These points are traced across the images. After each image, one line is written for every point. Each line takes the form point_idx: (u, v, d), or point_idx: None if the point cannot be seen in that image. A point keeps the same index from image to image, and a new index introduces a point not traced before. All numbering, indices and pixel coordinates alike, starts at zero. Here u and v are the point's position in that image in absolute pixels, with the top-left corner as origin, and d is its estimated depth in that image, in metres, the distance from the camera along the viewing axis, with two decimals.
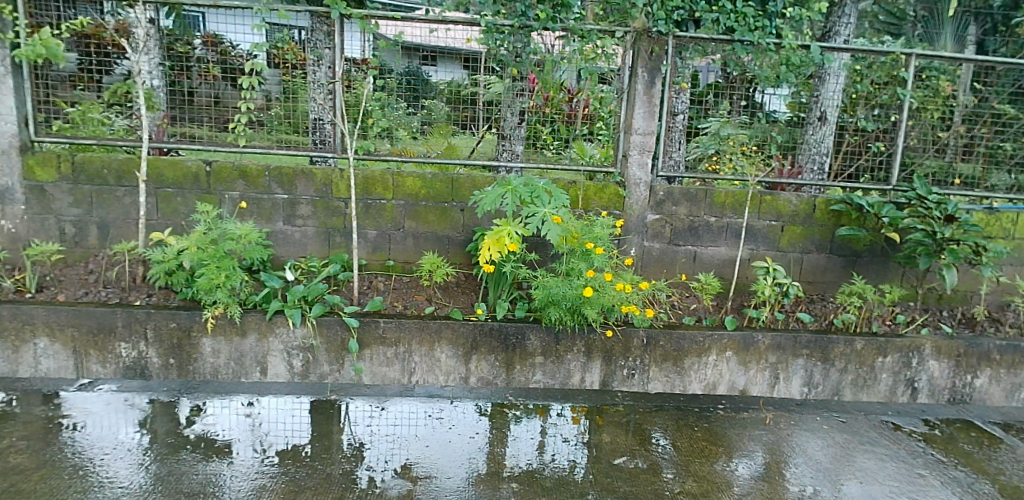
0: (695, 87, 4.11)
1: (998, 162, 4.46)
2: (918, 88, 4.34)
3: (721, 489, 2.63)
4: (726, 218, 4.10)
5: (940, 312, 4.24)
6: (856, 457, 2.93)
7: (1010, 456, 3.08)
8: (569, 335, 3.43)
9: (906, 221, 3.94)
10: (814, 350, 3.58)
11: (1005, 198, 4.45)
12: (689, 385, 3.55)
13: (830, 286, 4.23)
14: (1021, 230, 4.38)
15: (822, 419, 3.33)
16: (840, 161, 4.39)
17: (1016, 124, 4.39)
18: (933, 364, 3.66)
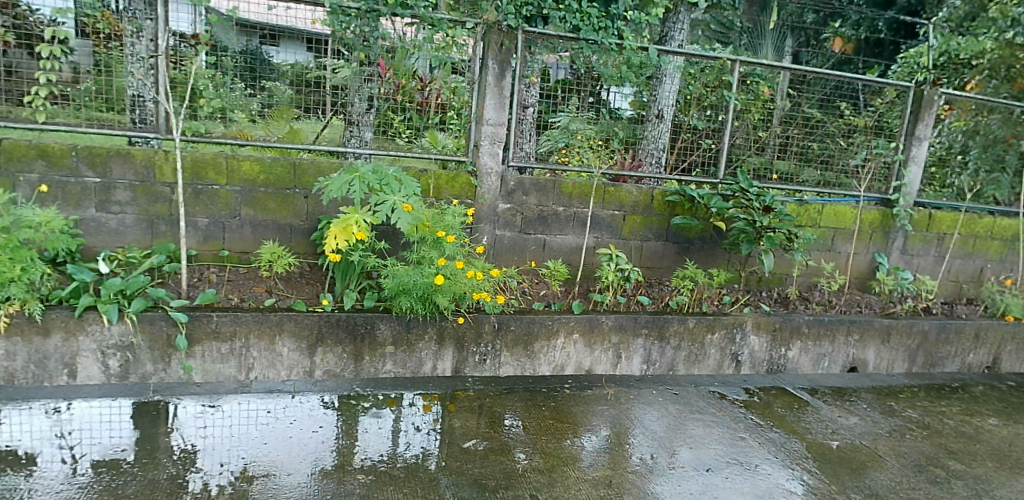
0: (547, 82, 4.21)
1: (809, 160, 5.05)
2: (742, 91, 4.72)
3: (566, 463, 2.73)
4: (574, 208, 4.25)
5: (760, 292, 4.69)
6: (687, 425, 3.17)
7: (814, 417, 3.47)
8: (420, 323, 3.40)
9: (730, 211, 4.31)
10: (652, 329, 3.83)
11: (813, 192, 5.04)
12: (538, 367, 3.65)
13: (666, 271, 4.54)
14: (825, 219, 5.00)
15: (657, 393, 3.55)
16: (675, 156, 4.69)
17: (822, 127, 4.97)
18: (753, 339, 4.09)
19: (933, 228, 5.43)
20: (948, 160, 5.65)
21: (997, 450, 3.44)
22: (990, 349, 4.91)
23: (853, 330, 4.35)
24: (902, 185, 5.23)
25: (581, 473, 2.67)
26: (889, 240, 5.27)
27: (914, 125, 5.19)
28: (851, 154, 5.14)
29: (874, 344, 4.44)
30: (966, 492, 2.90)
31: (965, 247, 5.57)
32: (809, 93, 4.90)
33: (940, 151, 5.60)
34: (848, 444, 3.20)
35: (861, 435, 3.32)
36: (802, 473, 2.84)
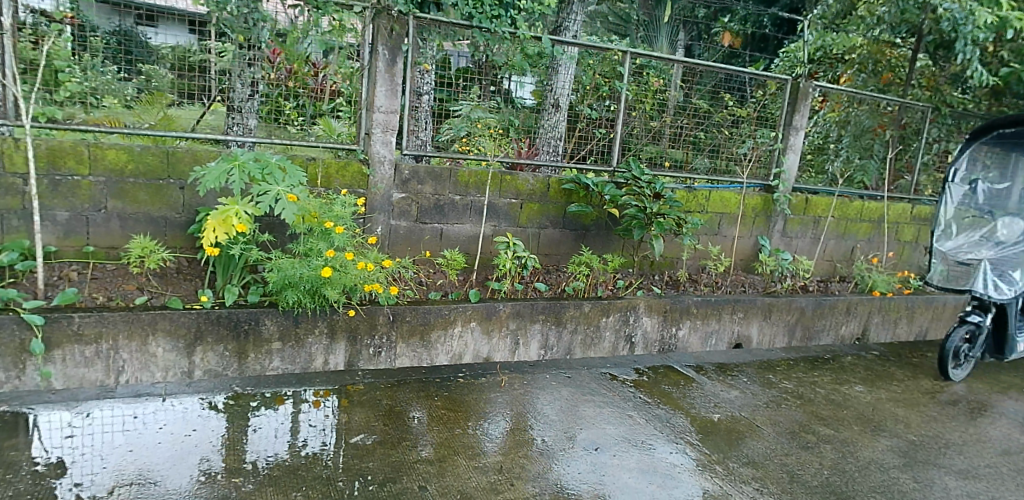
0: (447, 70, 4.19)
1: (699, 149, 5.27)
2: (635, 81, 4.83)
3: (458, 452, 2.73)
4: (470, 197, 4.25)
5: (652, 275, 4.89)
6: (579, 407, 3.25)
7: (699, 392, 3.65)
8: (310, 317, 3.30)
9: (623, 199, 4.46)
10: (548, 315, 3.90)
11: (704, 179, 5.31)
12: (435, 357, 3.63)
13: (563, 257, 4.63)
14: (711, 205, 5.27)
15: (550, 377, 3.62)
16: (573, 145, 4.73)
17: (710, 117, 5.20)
18: (645, 320, 4.25)
19: (810, 212, 5.81)
20: (826, 148, 6.09)
21: (861, 415, 3.74)
22: (859, 321, 5.33)
23: (738, 308, 4.62)
24: (781, 172, 5.55)
25: (472, 461, 2.68)
26: (770, 223, 5.61)
27: (791, 116, 5.52)
28: (737, 143, 5.41)
29: (756, 321, 4.73)
30: (833, 455, 3.14)
31: (838, 229, 6.02)
32: (698, 85, 5.11)
33: (817, 140, 6.02)
34: (729, 416, 3.38)
35: (741, 407, 3.52)
36: (686, 446, 2.98)
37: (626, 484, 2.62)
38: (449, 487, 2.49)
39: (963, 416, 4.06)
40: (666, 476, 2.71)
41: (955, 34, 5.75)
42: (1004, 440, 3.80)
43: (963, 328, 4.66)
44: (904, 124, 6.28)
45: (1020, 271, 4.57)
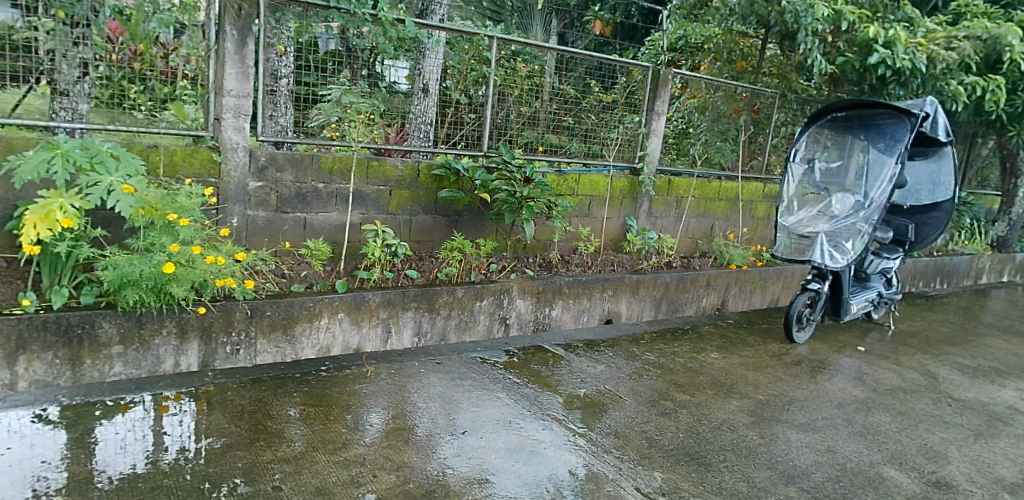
0: (314, 53, 4.01)
1: (574, 134, 5.40)
2: (501, 67, 4.85)
3: (317, 448, 2.65)
4: (334, 184, 4.11)
5: (526, 258, 4.98)
6: (450, 392, 3.27)
7: (567, 369, 3.77)
8: (155, 317, 3.08)
9: (493, 183, 4.46)
10: (421, 302, 3.87)
11: (579, 163, 5.43)
12: (300, 351, 3.50)
13: (436, 244, 4.61)
14: (580, 188, 5.43)
15: (420, 364, 3.60)
16: (445, 130, 4.72)
17: (579, 103, 5.34)
18: (519, 303, 4.33)
19: (672, 193, 6.14)
20: (691, 134, 6.37)
21: (716, 380, 4.03)
22: (718, 293, 5.71)
23: (607, 286, 4.81)
24: (644, 155, 5.79)
25: (332, 456, 2.61)
26: (637, 205, 5.87)
27: (654, 102, 5.77)
28: (607, 129, 5.60)
29: (625, 297, 4.95)
30: (689, 419, 3.39)
31: (699, 208, 6.41)
32: (568, 71, 5.20)
33: (681, 125, 6.26)
34: (595, 390, 3.53)
35: (607, 381, 3.68)
36: (552, 422, 3.09)
37: (492, 464, 2.67)
38: (305, 484, 2.41)
39: (805, 374, 4.48)
40: (532, 453, 2.80)
41: (796, 25, 6.22)
42: (837, 394, 4.24)
43: (806, 295, 5.11)
44: (756, 110, 6.75)
45: (852, 241, 5.02)
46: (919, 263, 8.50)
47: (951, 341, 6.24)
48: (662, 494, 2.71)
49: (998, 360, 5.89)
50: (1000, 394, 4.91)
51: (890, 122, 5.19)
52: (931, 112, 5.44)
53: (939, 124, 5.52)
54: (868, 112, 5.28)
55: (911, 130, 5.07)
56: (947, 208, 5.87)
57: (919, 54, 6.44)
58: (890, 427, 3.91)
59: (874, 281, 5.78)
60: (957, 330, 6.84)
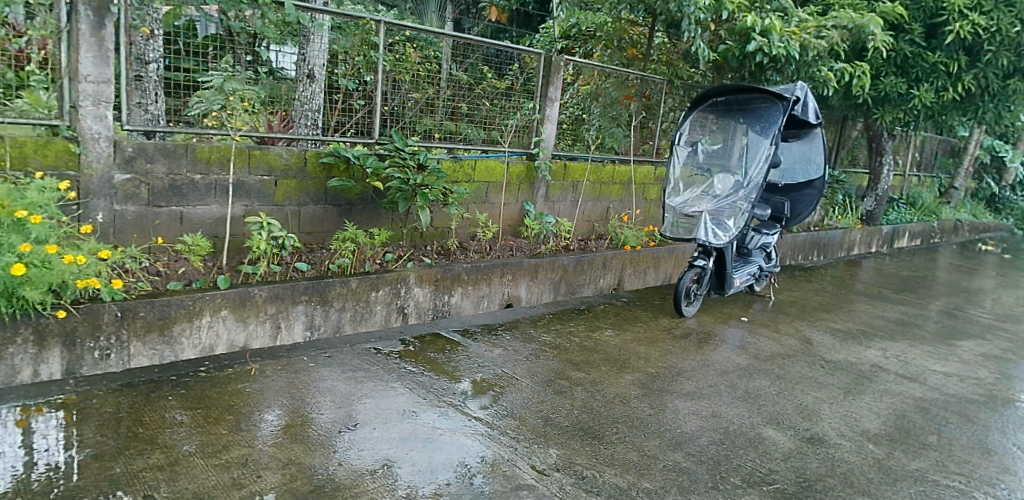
0: (191, 38, 3.85)
1: (471, 119, 5.41)
2: (389, 53, 4.74)
3: (194, 452, 2.52)
4: (213, 175, 3.91)
5: (424, 246, 4.93)
6: (341, 384, 3.21)
7: (465, 355, 3.79)
8: (7, 324, 2.82)
9: (386, 171, 4.38)
10: (312, 295, 3.76)
11: (478, 149, 5.46)
12: (181, 352, 3.32)
13: (328, 235, 4.48)
14: (477, 175, 5.43)
15: (310, 359, 3.50)
16: (333, 118, 4.58)
17: (473, 89, 5.33)
18: (416, 291, 4.30)
19: (568, 178, 6.27)
20: (585, 119, 6.42)
21: (610, 357, 4.17)
22: (613, 274, 5.88)
23: (505, 271, 4.86)
24: (541, 140, 5.87)
25: (212, 459, 2.49)
26: (533, 190, 5.95)
27: (546, 88, 5.84)
28: (504, 115, 5.62)
29: (524, 281, 5.02)
30: (583, 396, 3.54)
31: (594, 192, 6.57)
32: (462, 57, 5.19)
33: (575, 112, 6.33)
34: (492, 374, 3.58)
35: (505, 364, 3.74)
36: (447, 409, 3.11)
37: (385, 454, 2.66)
38: (182, 490, 2.29)
39: (693, 346, 4.72)
40: (427, 440, 2.81)
41: (681, 14, 6.46)
42: (722, 363, 4.50)
43: (692, 271, 5.37)
44: (647, 96, 6.98)
45: (732, 219, 5.36)
46: (798, 238, 9.13)
47: (825, 308, 6.75)
48: (557, 469, 2.80)
49: (864, 323, 6.44)
50: (865, 354, 5.38)
51: (765, 106, 5.55)
52: (802, 96, 5.85)
53: (809, 108, 5.90)
54: (745, 97, 5.61)
55: (784, 114, 5.46)
56: (818, 187, 6.37)
57: (793, 42, 6.84)
58: (769, 391, 4.20)
59: (754, 256, 6.14)
60: (831, 297, 7.40)
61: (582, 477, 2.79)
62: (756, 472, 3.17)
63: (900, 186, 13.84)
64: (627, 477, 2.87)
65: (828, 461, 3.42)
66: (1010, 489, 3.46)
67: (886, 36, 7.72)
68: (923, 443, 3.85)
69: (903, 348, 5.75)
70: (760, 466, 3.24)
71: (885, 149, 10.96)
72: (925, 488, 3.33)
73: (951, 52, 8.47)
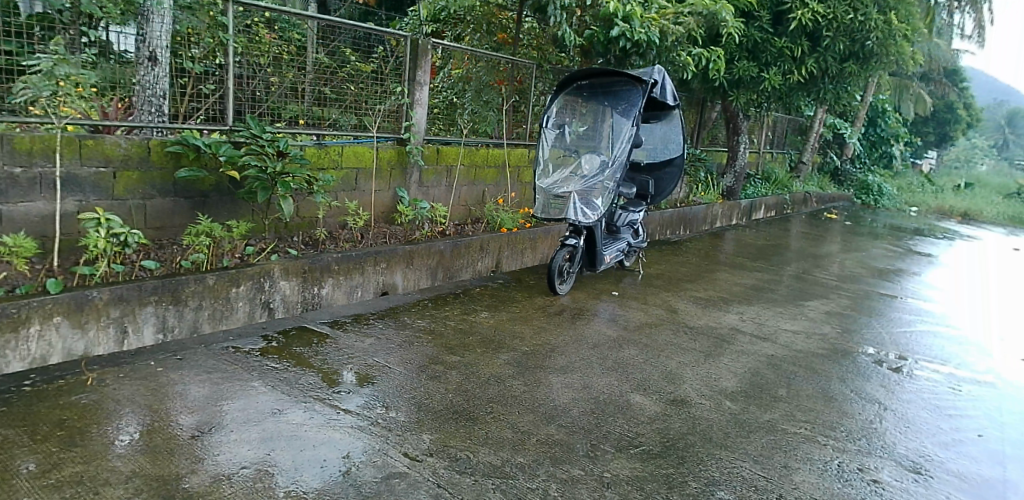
0: (12, 16, 3.46)
1: (340, 105, 5.23)
2: (242, 32, 4.42)
3: (17, 475, 2.28)
4: (36, 168, 3.54)
5: (290, 238, 4.73)
6: (196, 387, 3.03)
7: (334, 347, 3.69)
8: None
9: (242, 159, 4.13)
10: (163, 294, 3.51)
11: (349, 135, 5.31)
12: (6, 365, 3.01)
13: (179, 230, 4.18)
14: (345, 161, 5.25)
15: (160, 362, 3.27)
16: (182, 104, 4.26)
17: (341, 75, 5.14)
18: (282, 284, 4.11)
19: (442, 162, 6.22)
20: (458, 104, 6.37)
21: (485, 338, 4.21)
22: (490, 256, 5.91)
23: (378, 260, 4.75)
24: (411, 125, 5.78)
25: (40, 480, 2.28)
26: (406, 175, 5.85)
27: (415, 72, 5.71)
28: (374, 100, 5.48)
29: (398, 268, 4.94)
30: (457, 379, 3.55)
31: (468, 176, 6.57)
32: (327, 41, 4.96)
33: (448, 97, 6.25)
34: (363, 364, 3.51)
35: (376, 354, 3.68)
36: (314, 403, 3.02)
37: (245, 457, 2.55)
38: None
39: (566, 322, 4.86)
40: (291, 438, 2.72)
41: None
42: (594, 336, 4.67)
43: (564, 250, 5.52)
44: (518, 80, 7.03)
45: (600, 198, 5.57)
46: (665, 214, 9.63)
47: (690, 279, 7.17)
48: (430, 454, 2.79)
49: (724, 291, 6.90)
50: (724, 319, 5.77)
51: (626, 89, 5.85)
52: (659, 80, 6.12)
53: (667, 90, 6.24)
54: (609, 81, 5.89)
55: (644, 96, 5.76)
56: (679, 164, 6.71)
57: (652, 28, 7.16)
58: (637, 359, 4.40)
59: (623, 233, 6.40)
60: (696, 268, 7.87)
61: (456, 458, 2.80)
62: (624, 436, 3.32)
63: (756, 162, 14.92)
64: (501, 454, 2.92)
65: (690, 421, 3.64)
66: (846, 431, 3.84)
67: (738, 23, 8.26)
68: (774, 396, 4.19)
69: (757, 311, 6.21)
70: (628, 430, 3.39)
71: (741, 128, 11.74)
72: (775, 437, 3.62)
73: (795, 38, 9.22)
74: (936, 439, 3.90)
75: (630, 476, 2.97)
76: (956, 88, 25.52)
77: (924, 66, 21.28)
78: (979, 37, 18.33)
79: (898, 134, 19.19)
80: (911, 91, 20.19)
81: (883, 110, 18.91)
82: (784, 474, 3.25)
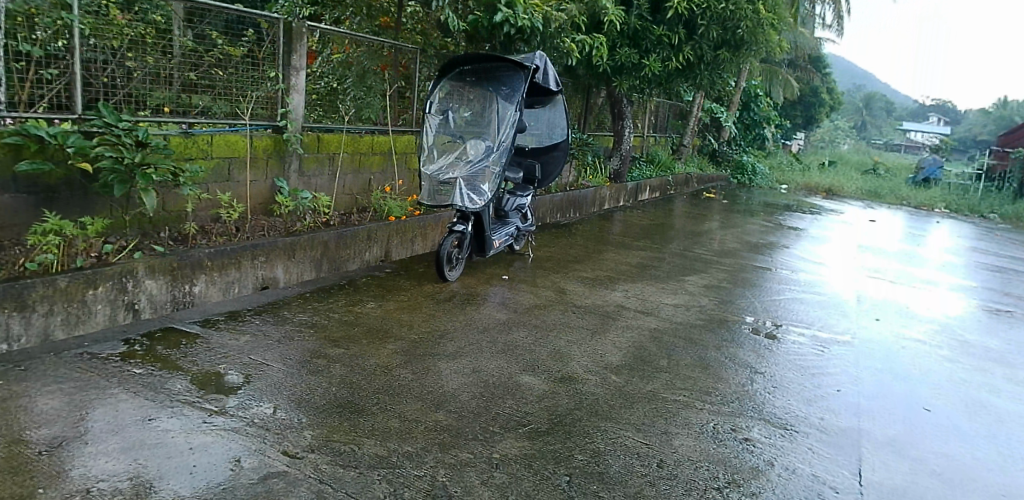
0: None
1: (210, 91, 4.93)
2: (87, 12, 4.09)
3: None
4: None
5: (156, 233, 4.43)
6: (45, 400, 2.79)
7: (205, 347, 3.51)
8: None
9: (94, 150, 3.81)
10: (5, 300, 3.19)
11: (223, 123, 5.02)
12: None
13: (23, 229, 3.81)
14: (215, 150, 4.96)
15: (4, 374, 2.98)
16: (22, 90, 3.85)
17: (209, 60, 4.87)
18: (148, 284, 3.85)
19: (323, 150, 6.01)
20: (339, 91, 6.17)
21: (371, 329, 4.14)
22: (377, 245, 5.78)
23: (256, 253, 4.54)
24: (287, 112, 5.52)
25: None
26: (284, 164, 5.61)
27: (289, 56, 5.45)
28: (248, 86, 5.21)
29: (279, 262, 4.74)
30: (341, 372, 3.47)
31: (352, 164, 6.39)
32: (194, 24, 4.71)
33: (329, 82, 6.04)
34: (237, 364, 3.36)
35: (253, 352, 3.53)
36: (182, 408, 2.87)
37: (101, 470, 2.38)
38: None
39: (456, 308, 4.86)
40: (155, 446, 2.57)
41: None
42: (483, 321, 4.70)
43: (452, 236, 5.50)
44: (403, 66, 6.91)
45: (486, 184, 5.56)
46: (555, 198, 9.81)
47: (577, 260, 7.36)
48: (311, 451, 2.72)
49: (611, 270, 7.13)
50: (609, 297, 5.97)
51: (508, 74, 5.87)
52: (541, 65, 6.21)
53: (549, 75, 6.33)
54: (491, 66, 5.88)
55: (526, 81, 5.82)
56: (564, 148, 6.83)
57: (535, 15, 7.20)
58: (527, 341, 4.48)
59: (511, 217, 6.46)
60: (584, 250, 8.09)
61: (339, 452, 2.74)
62: (513, 417, 3.37)
63: (641, 145, 15.50)
64: (387, 444, 2.88)
65: (577, 396, 3.75)
66: (721, 395, 4.10)
67: (618, 10, 8.50)
68: (656, 368, 4.39)
69: (640, 288, 6.48)
70: (517, 410, 3.45)
71: (625, 113, 12.12)
72: (656, 406, 3.80)
73: (672, 26, 9.63)
74: (801, 396, 4.24)
75: (518, 455, 3.02)
76: (819, 74, 27.60)
77: (791, 54, 22.85)
78: (837, 26, 19.89)
79: (769, 117, 20.54)
80: (780, 76, 21.65)
81: (756, 95, 20.17)
82: (664, 440, 3.41)
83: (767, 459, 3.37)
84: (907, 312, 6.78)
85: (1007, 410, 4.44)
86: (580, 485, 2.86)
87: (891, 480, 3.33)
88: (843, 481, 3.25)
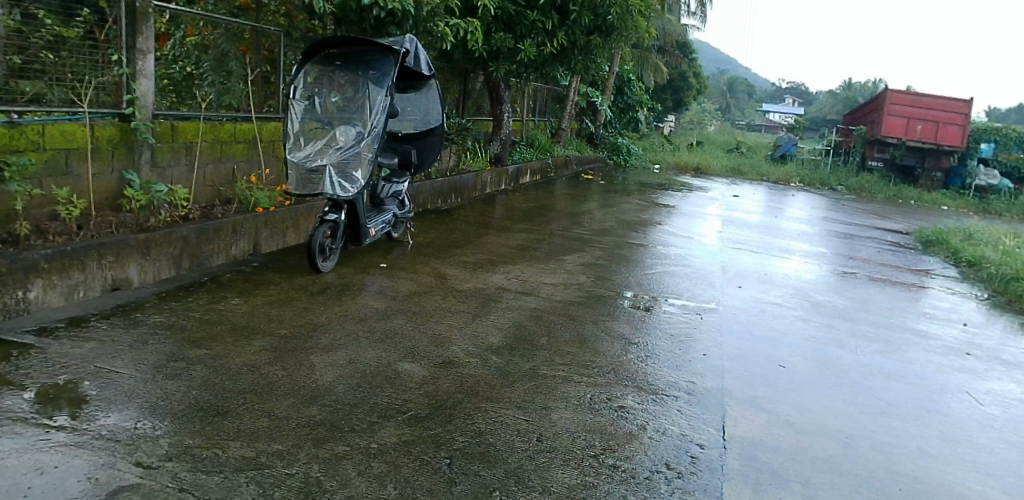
0: None
1: (41, 76, 4.45)
2: None
3: None
4: None
5: None
6: None
7: (43, 358, 3.20)
8: None
9: None
10: None
11: (61, 112, 4.60)
12: None
13: None
14: (49, 141, 4.51)
15: None
16: None
17: (37, 43, 4.39)
18: None
19: (178, 139, 5.60)
20: (195, 76, 5.77)
21: (237, 326, 3.94)
22: (244, 238, 5.48)
23: (104, 253, 4.18)
24: (134, 99, 5.05)
25: None
26: (134, 155, 5.18)
27: (133, 38, 5.01)
28: (87, 72, 4.72)
29: (131, 261, 4.39)
30: (203, 374, 3.28)
31: (213, 153, 6.02)
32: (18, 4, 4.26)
33: (185, 66, 5.63)
34: (81, 374, 3.09)
35: (101, 359, 3.27)
36: (14, 426, 2.61)
37: None
38: None
39: (330, 300, 4.72)
40: None
41: None
42: (359, 311, 4.59)
43: (324, 226, 5.31)
44: (266, 49, 6.56)
45: (358, 171, 5.41)
46: (435, 183, 9.74)
47: (458, 245, 7.36)
48: (168, 459, 2.55)
49: (492, 253, 7.19)
50: (490, 280, 6.02)
51: (377, 59, 5.75)
52: (411, 48, 6.08)
53: (421, 59, 6.25)
54: (357, 50, 5.74)
55: (395, 65, 5.73)
56: (440, 133, 6.75)
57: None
58: (406, 328, 4.43)
59: (387, 204, 6.34)
60: (465, 234, 8.10)
61: (200, 459, 2.59)
62: (392, 405, 3.33)
63: (520, 130, 15.71)
64: (255, 445, 2.75)
65: (457, 380, 3.75)
66: (597, 367, 4.26)
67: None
68: (535, 346, 4.48)
69: (520, 269, 6.57)
70: (396, 398, 3.41)
71: (503, 97, 12.16)
72: (536, 383, 3.89)
73: (546, 11, 9.73)
74: (671, 363, 4.49)
75: (397, 443, 2.98)
76: (687, 59, 29.08)
77: (661, 40, 23.91)
78: (701, 13, 21.03)
79: (642, 100, 21.43)
80: (651, 61, 22.63)
81: (629, 79, 20.97)
82: (543, 415, 3.50)
83: (640, 424, 3.54)
84: (766, 279, 7.33)
85: (849, 361, 4.93)
86: (461, 466, 2.87)
87: (750, 433, 3.60)
88: (708, 438, 3.48)
